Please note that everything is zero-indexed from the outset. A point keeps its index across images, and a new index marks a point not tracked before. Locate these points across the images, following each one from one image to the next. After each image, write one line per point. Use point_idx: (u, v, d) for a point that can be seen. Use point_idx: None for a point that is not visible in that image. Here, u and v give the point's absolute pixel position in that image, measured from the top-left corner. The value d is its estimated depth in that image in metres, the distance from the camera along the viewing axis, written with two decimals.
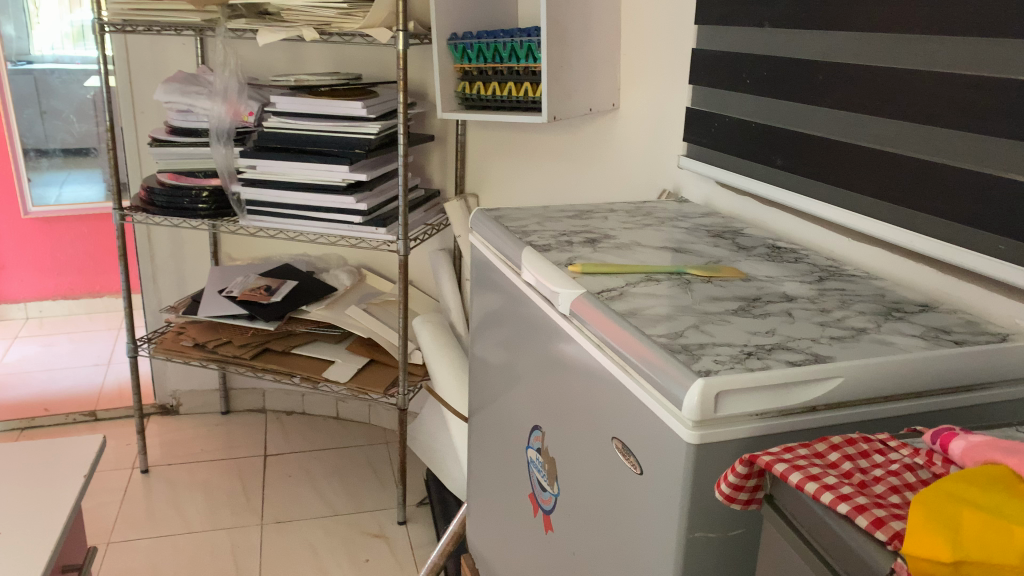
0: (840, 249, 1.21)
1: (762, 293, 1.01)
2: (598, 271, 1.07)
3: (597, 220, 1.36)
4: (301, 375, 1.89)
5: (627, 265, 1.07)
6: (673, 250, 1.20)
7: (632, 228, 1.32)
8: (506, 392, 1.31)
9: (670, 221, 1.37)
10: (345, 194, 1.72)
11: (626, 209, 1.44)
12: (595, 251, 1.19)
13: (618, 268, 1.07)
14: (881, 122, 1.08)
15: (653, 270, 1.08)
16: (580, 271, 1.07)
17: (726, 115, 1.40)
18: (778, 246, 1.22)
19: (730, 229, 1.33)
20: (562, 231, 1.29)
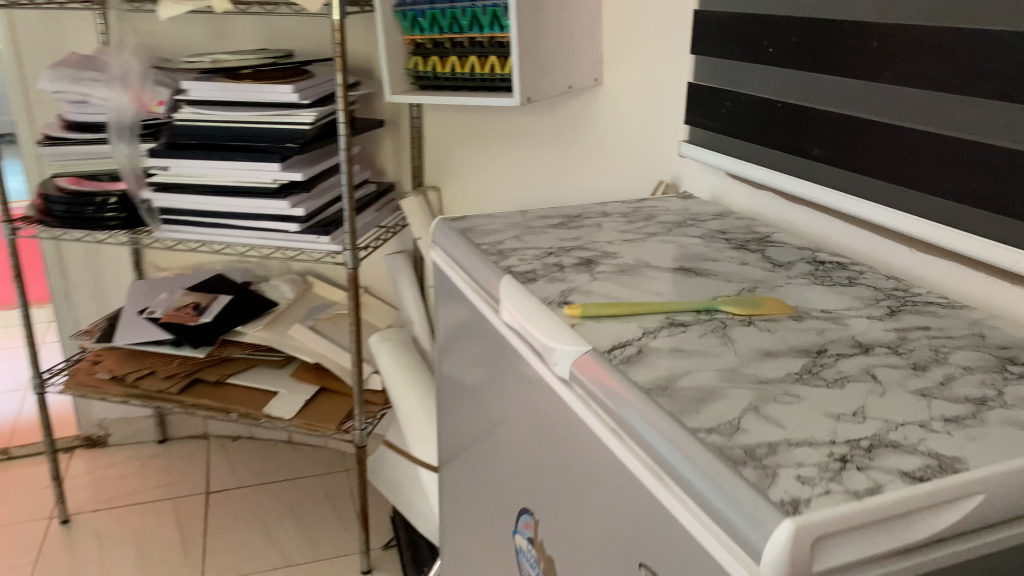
0: (900, 262, 0.96)
1: (826, 341, 0.75)
2: (606, 314, 0.80)
3: (588, 230, 1.09)
4: (239, 410, 1.60)
5: (644, 304, 0.81)
6: (692, 272, 0.93)
7: (635, 240, 1.05)
8: (484, 451, 1.05)
9: (679, 227, 1.11)
10: (278, 198, 1.42)
11: (622, 213, 1.17)
12: (591, 277, 0.92)
13: (629, 310, 0.80)
14: (965, 104, 0.82)
15: (680, 308, 0.81)
16: (580, 317, 0.80)
17: (742, 93, 1.13)
18: (823, 260, 0.97)
19: (755, 235, 1.07)
20: (546, 248, 1.02)
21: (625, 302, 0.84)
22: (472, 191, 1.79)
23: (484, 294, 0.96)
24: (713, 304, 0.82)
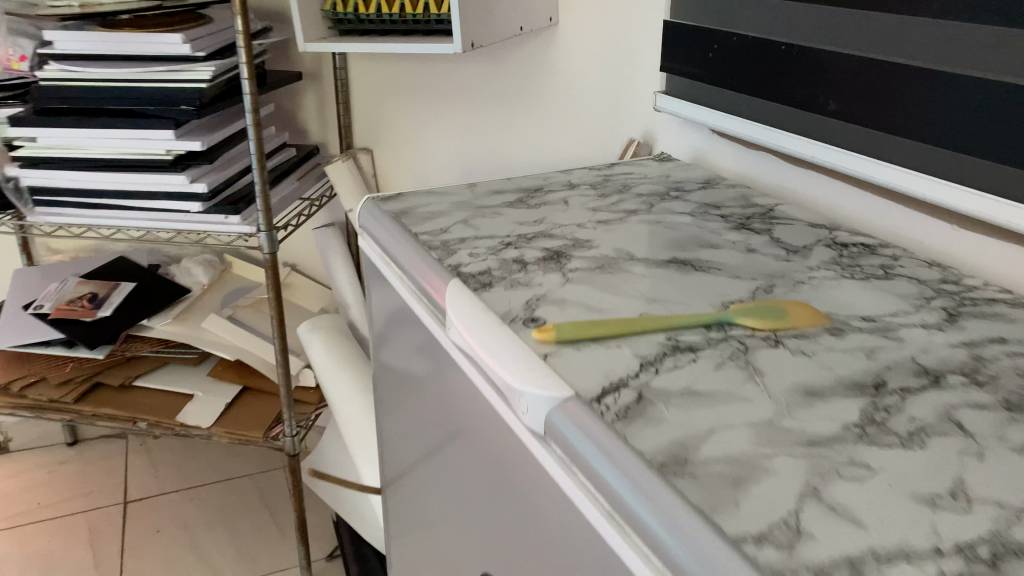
0: (938, 243, 0.78)
1: (881, 369, 0.57)
2: (588, 337, 0.61)
3: (552, 209, 0.89)
4: (148, 419, 1.38)
5: (637, 321, 0.62)
6: (689, 266, 0.74)
7: (610, 221, 0.85)
8: (436, 485, 0.86)
9: (663, 201, 0.91)
10: (174, 172, 1.18)
11: (591, 184, 0.97)
12: (564, 277, 0.72)
13: (619, 330, 0.61)
14: None
15: (684, 325, 0.62)
16: (555, 343, 0.60)
17: (734, 34, 0.93)
18: (846, 243, 0.78)
19: (756, 209, 0.88)
20: (504, 236, 0.82)
21: (613, 317, 0.64)
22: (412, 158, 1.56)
23: (425, 299, 0.75)
24: (725, 318, 0.63)
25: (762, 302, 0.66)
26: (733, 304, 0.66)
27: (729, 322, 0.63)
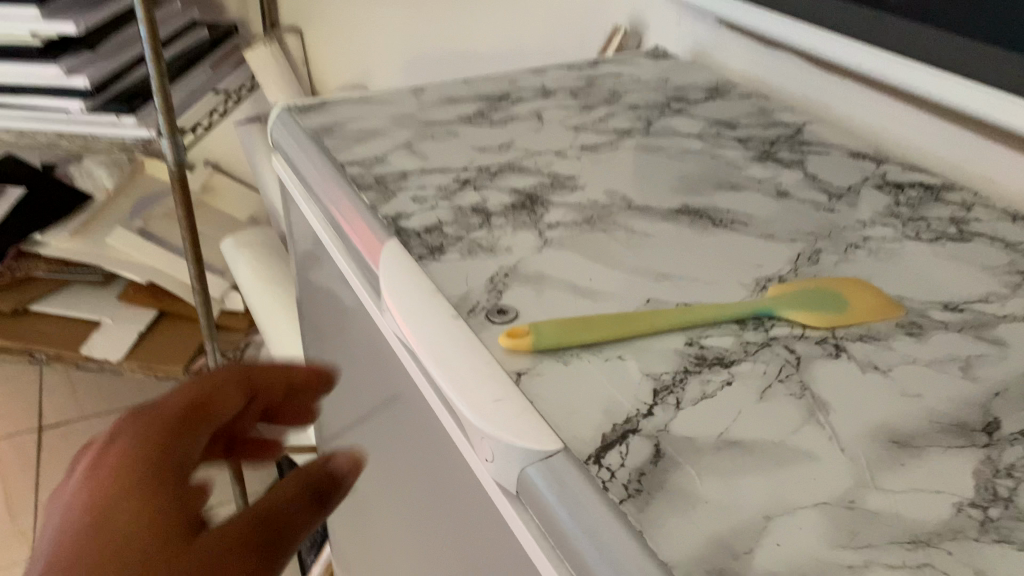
0: (1011, 184, 0.60)
1: (985, 397, 0.41)
2: (576, 343, 0.43)
3: (522, 131, 0.69)
4: (47, 353, 1.18)
5: (648, 318, 0.44)
6: (705, 217, 0.56)
7: (597, 148, 0.66)
8: (376, 475, 0.70)
9: (662, 116, 0.72)
10: (43, 61, 0.93)
11: (572, 93, 0.77)
12: (543, 241, 0.54)
13: (622, 334, 0.43)
14: None
15: (709, 319, 0.45)
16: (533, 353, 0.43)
17: None
18: (903, 186, 0.61)
19: (780, 130, 0.70)
20: (460, 170, 0.62)
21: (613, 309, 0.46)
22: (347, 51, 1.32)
23: (348, 248, 0.57)
24: (766, 308, 0.46)
25: (814, 282, 0.49)
26: (773, 286, 0.48)
27: (771, 315, 0.46)
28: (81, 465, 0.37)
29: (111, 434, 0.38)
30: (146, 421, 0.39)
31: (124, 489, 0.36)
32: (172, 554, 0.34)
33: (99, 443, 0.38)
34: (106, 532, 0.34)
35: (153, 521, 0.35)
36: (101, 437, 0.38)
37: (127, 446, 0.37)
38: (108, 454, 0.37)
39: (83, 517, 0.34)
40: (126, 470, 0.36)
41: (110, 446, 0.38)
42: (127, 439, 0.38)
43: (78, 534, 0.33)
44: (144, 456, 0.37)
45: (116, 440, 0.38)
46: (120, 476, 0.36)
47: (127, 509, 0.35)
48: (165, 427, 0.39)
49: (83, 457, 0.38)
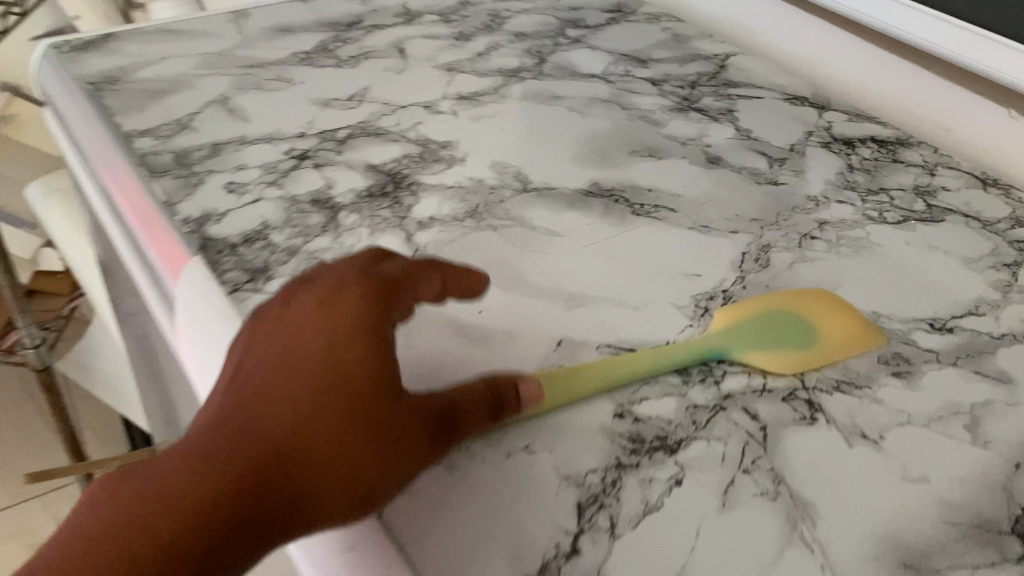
0: (974, 138, 0.50)
1: (1004, 474, 0.31)
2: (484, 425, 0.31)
3: (379, 74, 0.54)
4: None
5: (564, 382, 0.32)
6: (622, 203, 0.44)
7: (478, 98, 0.52)
8: None
9: (556, 50, 0.59)
10: None
11: (442, 17, 0.62)
12: (414, 249, 0.39)
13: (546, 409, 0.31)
14: None
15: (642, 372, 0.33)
16: None
17: None
18: (853, 144, 0.50)
19: (699, 67, 0.58)
20: (296, 138, 0.47)
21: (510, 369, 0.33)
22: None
23: (119, 223, 0.43)
24: (714, 349, 0.34)
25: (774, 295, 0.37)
26: (720, 308, 0.36)
27: (721, 357, 0.34)
28: (280, 311, 0.29)
29: (355, 278, 0.29)
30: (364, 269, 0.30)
31: (316, 347, 0.27)
32: (363, 437, 0.26)
33: (332, 282, 0.29)
34: (286, 407, 0.26)
35: (341, 391, 0.26)
36: (356, 278, 0.30)
37: (349, 294, 0.29)
38: (316, 305, 0.28)
39: (260, 385, 0.27)
40: (316, 331, 0.28)
41: (327, 292, 0.29)
42: (371, 288, 0.29)
43: (256, 407, 0.26)
44: (347, 307, 0.28)
45: (347, 284, 0.29)
46: (307, 330, 0.28)
47: (314, 375, 0.27)
48: (394, 289, 0.30)
49: (280, 300, 0.30)
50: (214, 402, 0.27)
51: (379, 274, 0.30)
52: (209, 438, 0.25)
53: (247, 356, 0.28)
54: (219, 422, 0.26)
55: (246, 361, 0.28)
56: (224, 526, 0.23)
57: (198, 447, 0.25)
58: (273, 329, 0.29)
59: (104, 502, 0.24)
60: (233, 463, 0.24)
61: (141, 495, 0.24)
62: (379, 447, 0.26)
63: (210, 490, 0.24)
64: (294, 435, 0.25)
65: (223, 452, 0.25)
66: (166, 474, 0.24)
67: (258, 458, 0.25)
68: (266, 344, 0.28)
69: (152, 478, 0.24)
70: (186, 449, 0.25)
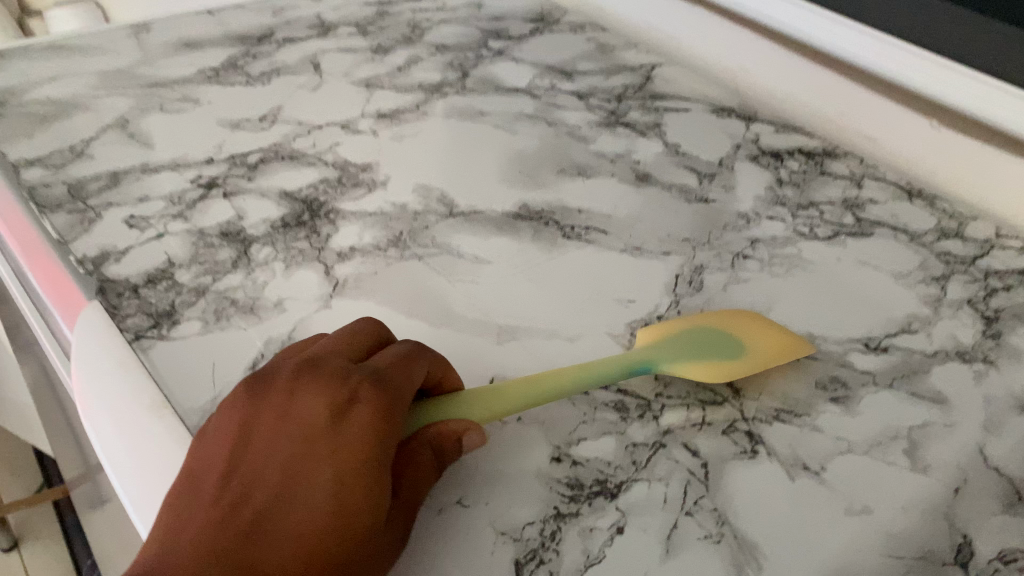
0: (897, 144, 0.50)
1: (946, 499, 0.30)
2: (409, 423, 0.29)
3: (292, 92, 0.51)
4: None
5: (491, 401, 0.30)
6: (552, 226, 0.42)
7: (398, 116, 0.50)
8: None
9: (479, 63, 0.57)
10: None
11: (359, 28, 0.60)
12: (334, 285, 0.37)
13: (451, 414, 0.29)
14: None
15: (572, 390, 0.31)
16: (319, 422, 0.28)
17: None
18: (779, 157, 0.50)
19: (626, 79, 0.57)
20: (203, 164, 0.44)
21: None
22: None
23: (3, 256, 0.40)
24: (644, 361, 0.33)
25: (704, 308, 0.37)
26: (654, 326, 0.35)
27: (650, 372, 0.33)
28: (288, 403, 0.26)
29: (374, 380, 0.27)
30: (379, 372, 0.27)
31: (335, 468, 0.24)
32: None
33: (349, 384, 0.27)
34: (298, 534, 0.23)
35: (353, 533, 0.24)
36: (373, 379, 0.27)
37: (375, 403, 0.26)
38: (332, 412, 0.26)
39: (265, 500, 0.24)
40: (337, 440, 0.25)
41: (346, 399, 0.26)
42: (393, 399, 0.27)
43: (258, 533, 0.23)
44: (372, 424, 0.26)
45: (367, 393, 0.26)
46: (323, 446, 0.25)
47: (331, 501, 0.24)
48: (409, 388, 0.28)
49: (288, 391, 0.27)
50: (201, 509, 0.24)
51: (387, 368, 0.28)
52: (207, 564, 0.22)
53: (240, 454, 0.25)
54: (211, 545, 0.22)
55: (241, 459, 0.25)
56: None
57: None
58: (275, 428, 0.26)
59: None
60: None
61: None
62: None
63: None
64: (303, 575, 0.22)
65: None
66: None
67: None
68: (270, 447, 0.25)
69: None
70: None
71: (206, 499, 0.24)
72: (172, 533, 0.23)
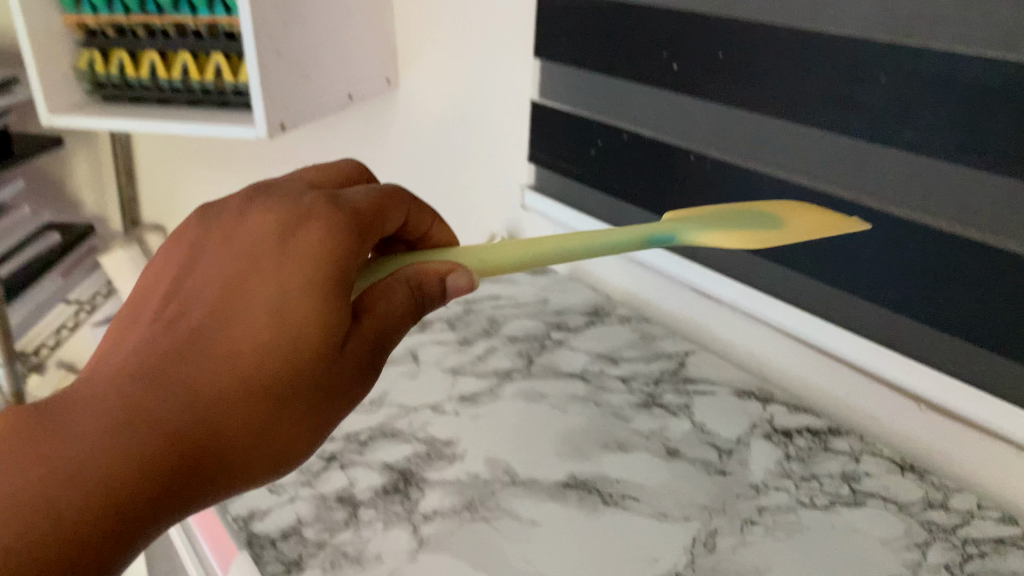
0: (894, 423, 0.61)
1: None
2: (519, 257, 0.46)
3: (394, 379, 0.65)
4: None
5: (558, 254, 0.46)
6: (594, 492, 0.53)
7: (476, 398, 0.63)
8: None
9: (543, 351, 0.71)
10: None
11: (448, 323, 0.76)
12: (420, 541, 0.48)
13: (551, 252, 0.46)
14: None
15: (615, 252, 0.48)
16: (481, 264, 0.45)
17: (624, 132, 0.75)
18: (789, 433, 0.60)
19: (662, 364, 0.70)
20: (326, 440, 0.57)
21: None
22: None
23: None
24: (663, 232, 0.50)
25: (710, 214, 0.54)
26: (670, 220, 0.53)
27: (675, 238, 0.50)
28: (252, 233, 0.38)
29: (323, 211, 0.39)
30: (331, 208, 0.39)
31: (279, 288, 0.37)
32: (283, 389, 0.36)
33: (300, 210, 0.39)
34: (254, 346, 0.36)
35: (295, 335, 0.36)
36: (323, 207, 0.39)
37: (324, 229, 0.38)
38: (286, 239, 0.38)
39: (233, 314, 0.36)
40: (289, 264, 0.37)
41: (298, 227, 0.38)
42: (339, 226, 0.38)
43: (227, 343, 0.36)
44: (314, 238, 0.38)
45: (315, 221, 0.38)
46: (270, 263, 0.37)
47: (273, 321, 0.36)
48: (357, 219, 0.40)
49: (251, 224, 0.38)
50: (166, 321, 0.36)
51: (343, 199, 0.40)
52: (188, 367, 0.35)
53: (215, 272, 0.37)
54: (174, 348, 0.35)
55: (213, 280, 0.37)
56: (198, 459, 0.34)
57: (177, 375, 0.34)
58: (231, 250, 0.38)
59: (97, 416, 0.32)
60: (209, 402, 0.34)
61: (108, 421, 0.32)
62: (305, 388, 0.37)
63: (193, 428, 0.34)
64: (258, 377, 0.36)
65: (203, 389, 0.34)
66: (158, 399, 0.33)
67: (201, 408, 0.34)
68: (237, 268, 0.37)
69: (138, 404, 0.33)
70: (152, 371, 0.34)
71: (173, 315, 0.36)
72: (148, 334, 0.35)
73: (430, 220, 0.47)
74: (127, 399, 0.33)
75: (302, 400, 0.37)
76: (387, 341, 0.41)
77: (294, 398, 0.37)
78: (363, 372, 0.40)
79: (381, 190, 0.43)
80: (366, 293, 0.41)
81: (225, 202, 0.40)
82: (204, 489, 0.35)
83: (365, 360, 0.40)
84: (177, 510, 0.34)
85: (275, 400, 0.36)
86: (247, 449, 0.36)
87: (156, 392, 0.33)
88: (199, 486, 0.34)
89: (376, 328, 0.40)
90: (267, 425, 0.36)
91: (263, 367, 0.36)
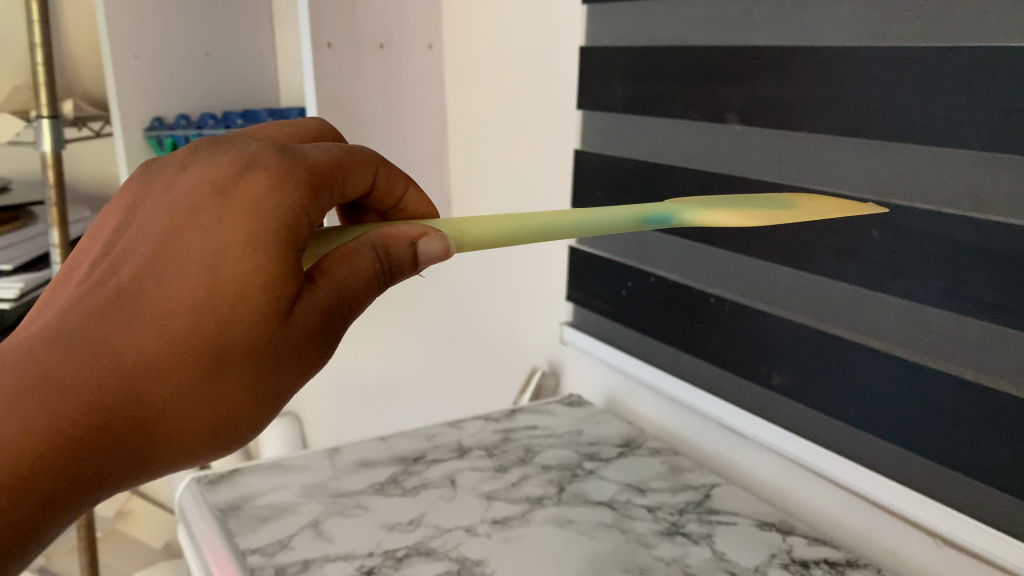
0: (913, 557, 0.64)
1: None
2: (495, 231, 0.46)
3: (432, 502, 0.70)
4: None
5: (540, 222, 0.47)
6: None
7: (508, 521, 0.67)
8: None
9: (574, 479, 0.75)
10: None
11: (486, 451, 0.81)
12: None
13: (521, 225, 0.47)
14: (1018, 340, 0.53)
15: (602, 230, 0.49)
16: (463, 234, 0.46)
17: (650, 275, 0.82)
18: (806, 564, 0.62)
19: (689, 495, 0.73)
20: (365, 555, 0.62)
21: None
22: (312, 397, 1.45)
23: None
24: (661, 213, 0.50)
25: (717, 198, 0.55)
26: (668, 201, 0.54)
27: (672, 219, 0.50)
28: (189, 189, 0.40)
29: (264, 167, 0.41)
30: (282, 164, 0.41)
31: (217, 246, 0.38)
32: (218, 347, 0.38)
33: (247, 162, 0.41)
34: (182, 308, 0.38)
35: (232, 294, 0.38)
36: (265, 162, 0.41)
37: (264, 183, 0.40)
38: (222, 195, 0.40)
39: (163, 274, 0.38)
40: (223, 223, 0.39)
41: (235, 183, 0.40)
42: (278, 180, 0.40)
43: (153, 302, 0.37)
44: (255, 191, 0.40)
45: (254, 177, 0.40)
46: (209, 218, 0.39)
47: (210, 278, 0.38)
48: (304, 171, 0.42)
49: (190, 182, 0.41)
50: (111, 272, 0.38)
51: (293, 153, 0.43)
52: (110, 328, 0.37)
53: (148, 230, 0.39)
54: (111, 304, 0.37)
55: (148, 237, 0.39)
56: (113, 423, 0.36)
57: (97, 333, 0.36)
58: (177, 203, 0.40)
59: (15, 376, 0.35)
60: (129, 363, 0.37)
61: (36, 376, 0.36)
62: (242, 350, 0.39)
63: (113, 391, 0.36)
64: (184, 340, 0.37)
65: (124, 351, 0.37)
66: (75, 359, 0.36)
67: (129, 361, 0.37)
68: (172, 224, 0.39)
69: (53, 367, 0.36)
70: (82, 325, 0.37)
71: (117, 267, 0.39)
72: (90, 288, 0.38)
73: (403, 184, 0.52)
74: (53, 353, 0.36)
75: (236, 362, 0.39)
76: (348, 307, 0.43)
77: (226, 360, 0.39)
78: (310, 337, 0.41)
79: (342, 154, 0.46)
80: (330, 259, 0.43)
81: (171, 163, 0.43)
82: (124, 454, 0.37)
83: (317, 322, 0.41)
84: (95, 474, 0.37)
85: (206, 361, 0.38)
86: (175, 414, 0.38)
87: (82, 347, 0.36)
88: (119, 451, 0.37)
89: (333, 291, 0.42)
90: (192, 390, 0.38)
91: (198, 322, 0.38)
